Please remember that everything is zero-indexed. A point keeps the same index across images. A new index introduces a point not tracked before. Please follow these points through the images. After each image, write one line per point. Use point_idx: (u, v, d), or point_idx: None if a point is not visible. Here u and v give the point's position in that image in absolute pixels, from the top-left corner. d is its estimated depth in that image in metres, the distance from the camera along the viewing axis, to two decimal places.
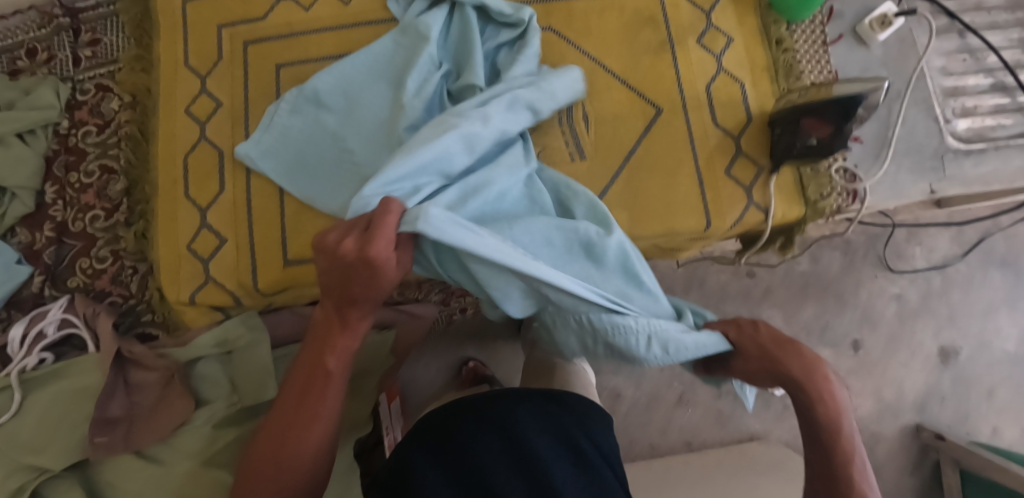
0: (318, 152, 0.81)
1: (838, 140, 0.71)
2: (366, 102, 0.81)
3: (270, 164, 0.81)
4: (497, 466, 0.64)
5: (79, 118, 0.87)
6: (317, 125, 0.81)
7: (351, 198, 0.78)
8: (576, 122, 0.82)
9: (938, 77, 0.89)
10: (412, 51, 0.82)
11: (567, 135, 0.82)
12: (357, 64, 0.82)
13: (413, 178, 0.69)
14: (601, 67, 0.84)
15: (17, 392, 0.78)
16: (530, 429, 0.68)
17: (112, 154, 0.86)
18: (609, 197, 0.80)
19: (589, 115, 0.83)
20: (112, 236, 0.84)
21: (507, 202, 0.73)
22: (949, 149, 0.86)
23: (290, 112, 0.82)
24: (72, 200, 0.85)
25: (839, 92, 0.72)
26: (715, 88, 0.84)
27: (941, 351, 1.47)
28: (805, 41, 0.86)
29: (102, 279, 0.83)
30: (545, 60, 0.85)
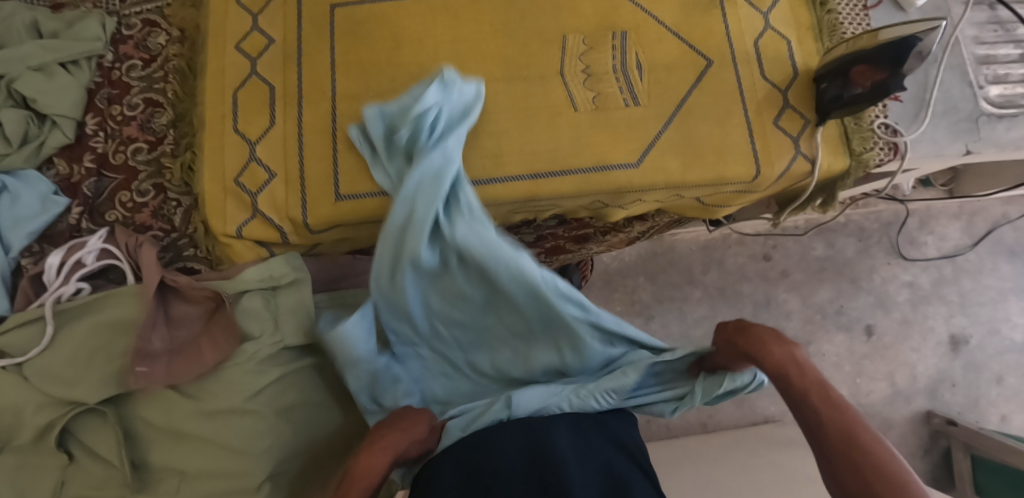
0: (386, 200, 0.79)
1: (895, 80, 0.72)
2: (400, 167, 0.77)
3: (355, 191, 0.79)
4: (510, 469, 0.62)
5: (124, 52, 0.86)
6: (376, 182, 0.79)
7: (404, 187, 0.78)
8: (629, 71, 0.83)
9: (971, 45, 0.91)
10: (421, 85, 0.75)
11: (621, 82, 0.83)
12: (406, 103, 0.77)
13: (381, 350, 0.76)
14: (652, 19, 0.85)
15: (51, 322, 0.75)
16: (557, 446, 0.64)
17: (158, 88, 0.84)
18: (661, 143, 0.81)
19: (641, 64, 0.84)
20: (154, 169, 0.82)
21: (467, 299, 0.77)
22: (982, 113, 0.88)
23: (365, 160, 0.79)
24: (115, 133, 0.83)
25: (888, 37, 0.72)
26: (763, 44, 0.86)
27: (951, 338, 1.47)
28: (848, 3, 0.89)
29: (143, 212, 0.81)
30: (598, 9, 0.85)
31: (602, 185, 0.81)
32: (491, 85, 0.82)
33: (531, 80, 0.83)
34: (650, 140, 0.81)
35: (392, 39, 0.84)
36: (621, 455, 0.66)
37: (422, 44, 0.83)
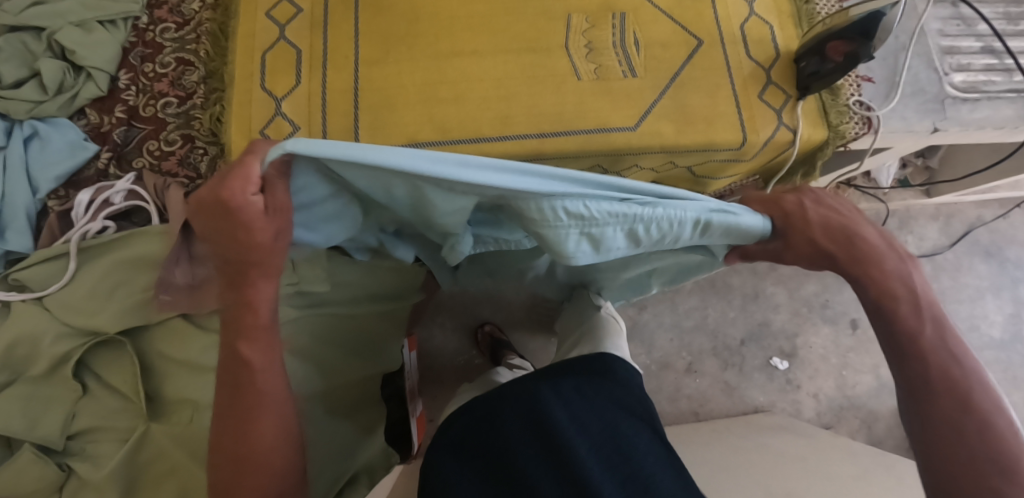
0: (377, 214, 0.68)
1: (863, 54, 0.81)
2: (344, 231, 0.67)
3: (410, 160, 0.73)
4: (521, 442, 0.69)
5: (158, 16, 0.92)
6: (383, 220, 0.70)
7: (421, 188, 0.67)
8: (628, 47, 0.91)
9: (936, 37, 1.03)
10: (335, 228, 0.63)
11: (620, 56, 0.90)
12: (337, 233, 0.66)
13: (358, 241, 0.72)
14: (648, 3, 0.94)
15: (74, 256, 0.78)
16: (556, 400, 0.73)
17: (190, 49, 0.90)
18: (657, 110, 0.88)
19: (639, 41, 0.92)
20: (182, 121, 0.87)
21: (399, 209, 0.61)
22: (949, 96, 0.98)
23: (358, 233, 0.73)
24: (146, 88, 0.88)
25: (856, 13, 0.79)
26: (748, 28, 0.94)
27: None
28: None
29: (169, 161, 0.85)
30: None
31: (603, 147, 0.87)
32: (500, 54, 0.89)
33: (537, 51, 0.90)
34: (647, 108, 0.88)
35: (410, 11, 0.91)
36: (622, 411, 0.75)
37: (438, 15, 0.90)
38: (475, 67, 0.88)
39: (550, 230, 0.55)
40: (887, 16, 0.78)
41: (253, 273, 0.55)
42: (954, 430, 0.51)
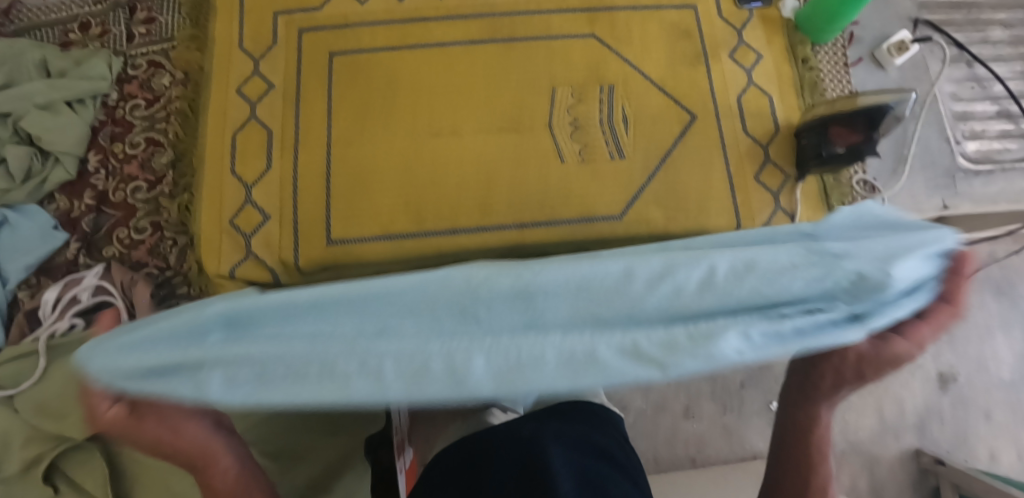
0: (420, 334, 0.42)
1: (869, 146, 0.75)
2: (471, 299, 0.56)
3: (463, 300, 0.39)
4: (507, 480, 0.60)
5: (128, 92, 0.89)
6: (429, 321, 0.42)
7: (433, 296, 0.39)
8: (616, 124, 0.86)
9: (949, 102, 0.97)
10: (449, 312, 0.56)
11: (607, 135, 0.85)
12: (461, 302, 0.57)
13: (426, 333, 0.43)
14: (639, 73, 0.88)
15: (43, 355, 0.76)
16: (550, 440, 0.64)
17: (159, 128, 0.87)
18: (647, 194, 0.84)
19: (628, 117, 0.86)
20: (152, 207, 0.84)
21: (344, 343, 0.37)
22: (959, 169, 0.94)
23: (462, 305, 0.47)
24: (115, 170, 0.86)
25: (863, 102, 0.75)
26: (746, 99, 0.89)
27: (941, 377, 1.31)
28: (829, 60, 0.93)
29: (139, 250, 0.83)
30: (587, 64, 0.88)
31: (588, 236, 0.83)
32: (481, 134, 0.84)
33: (519, 130, 0.85)
34: (635, 192, 0.84)
35: (387, 85, 0.86)
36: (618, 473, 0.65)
37: (414, 90, 0.86)
38: (454, 149, 0.84)
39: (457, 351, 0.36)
40: (895, 109, 0.74)
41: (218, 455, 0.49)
42: None
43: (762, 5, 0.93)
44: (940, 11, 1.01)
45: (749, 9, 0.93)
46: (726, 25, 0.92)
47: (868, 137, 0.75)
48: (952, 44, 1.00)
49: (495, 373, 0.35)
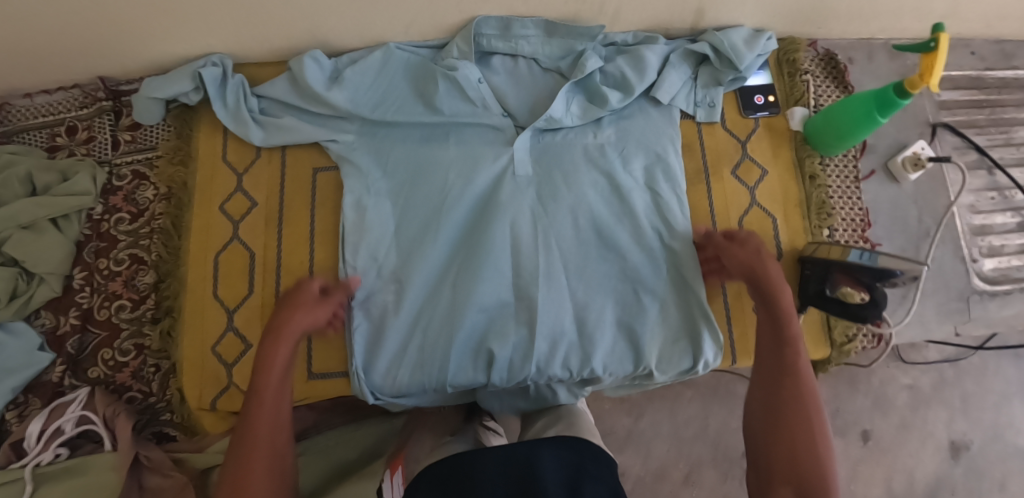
0: (462, 257, 0.81)
1: (872, 310, 0.70)
2: (472, 251, 0.80)
3: (448, 216, 0.81)
4: None
5: (113, 204, 0.88)
6: (434, 224, 0.81)
7: (434, 261, 0.80)
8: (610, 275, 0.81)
9: (967, 215, 0.92)
10: (473, 225, 0.82)
11: (600, 282, 0.81)
12: (445, 218, 0.80)
13: (487, 218, 0.80)
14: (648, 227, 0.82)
15: (28, 486, 0.75)
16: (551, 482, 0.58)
17: (143, 245, 0.86)
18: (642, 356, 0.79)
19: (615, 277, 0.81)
20: (136, 328, 0.84)
21: (474, 316, 0.78)
22: (974, 290, 0.88)
23: (454, 200, 0.81)
24: (100, 287, 0.85)
25: (884, 260, 0.71)
26: (748, 222, 0.85)
27: (950, 445, 1.15)
28: (837, 175, 0.88)
29: (123, 372, 0.83)
30: (577, 209, 0.81)
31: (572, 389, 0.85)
32: (454, 282, 0.80)
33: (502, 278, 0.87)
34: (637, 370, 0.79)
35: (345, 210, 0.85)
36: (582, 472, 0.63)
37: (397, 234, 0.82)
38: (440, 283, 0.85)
39: (452, 315, 0.78)
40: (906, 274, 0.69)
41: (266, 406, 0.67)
42: (798, 400, 0.67)
43: (768, 115, 0.90)
44: (960, 112, 0.95)
45: (755, 119, 0.89)
46: (731, 136, 0.89)
47: (874, 301, 0.71)
48: (972, 149, 0.94)
49: (442, 311, 0.79)
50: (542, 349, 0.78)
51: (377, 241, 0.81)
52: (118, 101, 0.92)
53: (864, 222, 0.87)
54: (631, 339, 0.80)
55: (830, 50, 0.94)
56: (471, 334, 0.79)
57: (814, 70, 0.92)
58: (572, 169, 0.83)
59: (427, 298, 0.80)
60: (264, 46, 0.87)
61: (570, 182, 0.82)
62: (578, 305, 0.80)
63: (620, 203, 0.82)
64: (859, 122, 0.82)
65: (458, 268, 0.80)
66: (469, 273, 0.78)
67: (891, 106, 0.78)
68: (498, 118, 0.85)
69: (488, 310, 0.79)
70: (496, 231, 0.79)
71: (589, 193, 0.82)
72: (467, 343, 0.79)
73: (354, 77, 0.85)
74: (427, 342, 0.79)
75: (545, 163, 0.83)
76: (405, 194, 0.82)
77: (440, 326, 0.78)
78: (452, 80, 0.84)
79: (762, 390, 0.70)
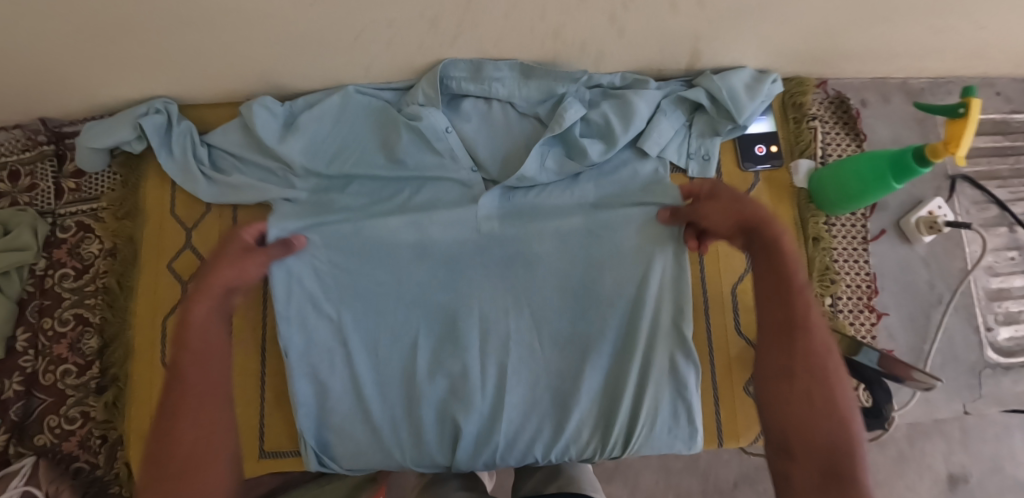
0: (428, 321, 0.74)
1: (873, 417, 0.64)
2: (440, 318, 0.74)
3: (411, 279, 0.74)
4: None
5: (57, 258, 0.82)
6: (397, 287, 0.74)
7: (395, 328, 0.74)
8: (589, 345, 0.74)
9: (984, 278, 0.84)
10: (439, 288, 0.75)
11: (578, 355, 0.74)
12: (410, 279, 0.74)
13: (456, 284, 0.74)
14: (630, 292, 0.74)
15: None
16: None
17: (88, 304, 0.80)
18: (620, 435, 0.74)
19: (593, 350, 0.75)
20: (82, 395, 0.79)
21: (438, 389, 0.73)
22: (986, 364, 0.82)
23: (417, 263, 0.74)
24: (45, 349, 0.80)
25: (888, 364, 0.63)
26: (741, 290, 0.78)
27: None
28: (843, 236, 0.80)
29: (70, 441, 0.78)
30: (551, 274, 0.75)
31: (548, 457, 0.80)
32: (419, 352, 0.74)
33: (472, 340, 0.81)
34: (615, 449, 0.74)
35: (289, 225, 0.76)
36: None
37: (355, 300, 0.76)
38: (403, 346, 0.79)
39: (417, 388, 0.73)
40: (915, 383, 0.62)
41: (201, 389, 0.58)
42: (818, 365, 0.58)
43: (770, 167, 0.81)
44: (981, 161, 0.86)
45: (754, 172, 0.81)
46: None
47: (879, 411, 0.66)
48: (993, 203, 0.85)
49: (404, 386, 0.74)
50: (511, 422, 0.73)
51: (322, 318, 0.73)
52: (62, 144, 0.84)
53: (870, 289, 0.80)
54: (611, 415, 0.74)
55: (840, 92, 0.85)
56: (437, 407, 0.73)
57: (822, 115, 0.84)
58: (546, 229, 0.75)
59: (382, 380, 0.73)
60: (214, 89, 0.80)
61: (544, 245, 0.75)
62: (551, 385, 0.74)
63: (600, 263, 0.74)
64: (871, 185, 0.73)
65: (423, 335, 0.74)
66: (434, 344, 0.74)
67: (909, 173, 0.69)
68: (467, 173, 0.77)
69: (453, 383, 0.73)
70: (466, 298, 0.74)
71: (566, 255, 0.75)
72: (432, 418, 0.73)
73: (310, 125, 0.77)
74: (390, 415, 0.73)
75: (517, 221, 0.75)
76: (352, 266, 0.73)
77: (403, 400, 0.73)
78: (416, 130, 0.76)
79: (771, 353, 0.60)
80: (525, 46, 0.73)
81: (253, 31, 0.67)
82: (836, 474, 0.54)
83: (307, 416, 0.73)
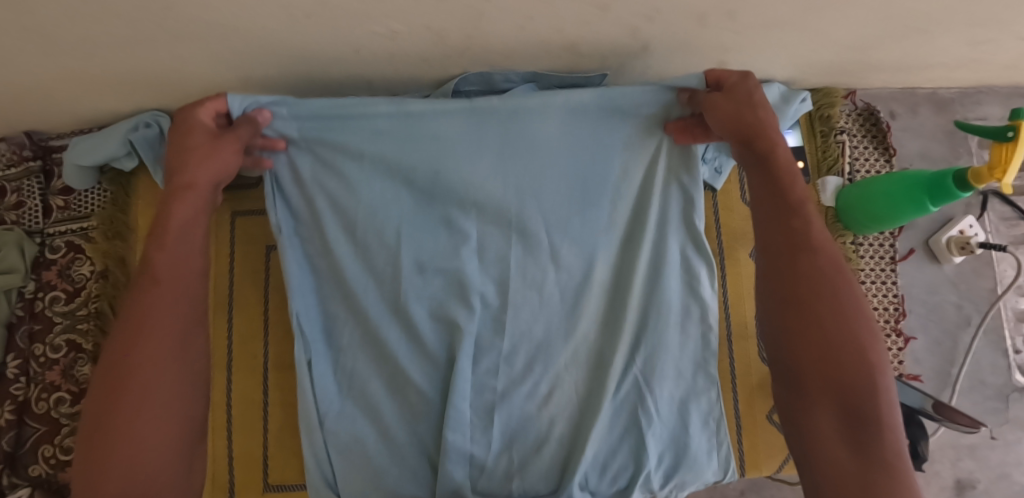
0: (419, 212, 0.66)
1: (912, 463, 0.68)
2: (427, 213, 0.66)
3: (396, 164, 0.65)
4: None
5: (47, 280, 0.78)
6: (385, 178, 0.65)
7: (380, 225, 0.65)
8: (600, 240, 0.67)
9: (1013, 298, 0.80)
10: (427, 178, 0.65)
11: (586, 264, 0.67)
12: (396, 163, 0.65)
13: (445, 179, 0.65)
14: (640, 178, 0.68)
15: None
16: None
17: (80, 329, 0.77)
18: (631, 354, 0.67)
19: (604, 263, 0.68)
20: (77, 424, 0.75)
21: (434, 300, 0.66)
22: (1014, 388, 0.79)
23: (400, 145, 0.65)
24: (37, 376, 0.76)
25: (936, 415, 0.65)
26: None
27: None
28: (871, 256, 0.77)
29: (65, 472, 0.75)
30: (556, 162, 0.66)
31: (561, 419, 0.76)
32: (407, 254, 0.65)
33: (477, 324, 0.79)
34: (625, 360, 0.67)
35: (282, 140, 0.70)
36: None
37: None
38: None
39: (404, 301, 0.65)
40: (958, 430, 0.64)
41: (156, 307, 0.55)
42: (828, 285, 0.55)
43: None
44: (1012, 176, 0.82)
45: None
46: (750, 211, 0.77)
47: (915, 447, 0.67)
48: None
49: (389, 299, 0.66)
50: (518, 335, 0.66)
51: (303, 200, 0.66)
52: (49, 159, 0.80)
53: (899, 312, 0.76)
54: (629, 329, 0.67)
55: (870, 104, 0.81)
56: (429, 324, 0.65)
57: (850, 128, 0.80)
58: (540, 103, 0.64)
59: (373, 284, 0.66)
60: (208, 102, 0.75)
61: (543, 124, 0.65)
62: (560, 286, 0.67)
63: (610, 152, 0.66)
64: (903, 208, 0.69)
65: (414, 230, 0.65)
66: (424, 249, 0.65)
67: (947, 195, 0.65)
68: None
69: (443, 294, 0.66)
70: (457, 190, 0.65)
71: (569, 139, 0.66)
72: (433, 353, 0.65)
73: None
74: (373, 328, 0.66)
75: (510, 100, 0.64)
76: (327, 128, 0.64)
77: (387, 312, 0.66)
78: None
79: (778, 271, 0.58)
80: (538, 59, 0.69)
81: (247, 46, 0.63)
82: (855, 410, 0.50)
83: (303, 329, 0.66)
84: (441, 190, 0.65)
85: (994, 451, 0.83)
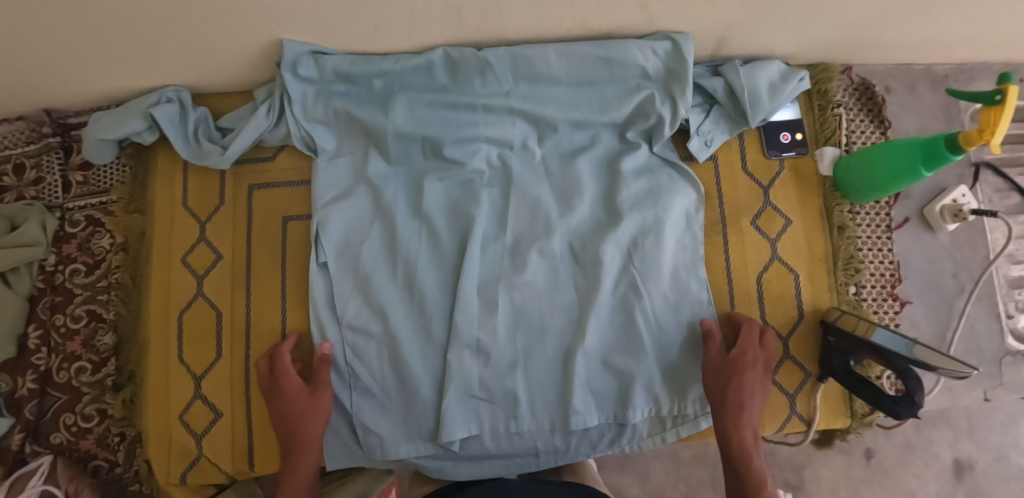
0: (432, 137, 0.74)
1: (907, 410, 0.65)
2: (440, 141, 0.74)
3: (411, 98, 0.73)
4: None
5: (67, 253, 0.80)
6: (402, 108, 0.73)
7: (397, 146, 0.75)
8: (595, 162, 0.76)
9: (1005, 266, 0.83)
10: (437, 108, 0.74)
11: (583, 179, 0.75)
12: (413, 95, 0.73)
13: (455, 111, 0.74)
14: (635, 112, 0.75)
15: None
16: None
17: (101, 300, 0.79)
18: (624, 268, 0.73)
19: (596, 185, 0.76)
20: (98, 393, 0.77)
21: (451, 208, 0.75)
22: (1007, 352, 0.82)
23: (418, 76, 0.73)
24: (58, 346, 0.78)
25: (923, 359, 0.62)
26: (767, 279, 0.77)
27: None
28: (867, 224, 0.80)
29: (87, 439, 0.77)
30: (555, 96, 0.74)
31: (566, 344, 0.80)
32: (427, 170, 0.75)
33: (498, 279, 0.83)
34: (616, 275, 0.73)
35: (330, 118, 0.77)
36: None
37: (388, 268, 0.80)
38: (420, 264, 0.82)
39: (420, 210, 0.74)
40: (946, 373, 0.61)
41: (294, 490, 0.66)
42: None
43: (795, 155, 0.80)
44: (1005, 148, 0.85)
45: (780, 160, 0.80)
46: (752, 181, 0.79)
47: (910, 397, 0.64)
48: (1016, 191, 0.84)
49: (410, 207, 0.75)
50: (522, 249, 0.73)
51: (330, 115, 0.75)
52: (67, 136, 0.82)
53: (894, 277, 0.79)
54: (623, 249, 0.73)
55: (866, 79, 0.84)
56: (442, 231, 0.74)
57: (847, 102, 0.83)
58: (540, 55, 0.70)
59: (397, 196, 0.75)
60: (226, 78, 0.77)
61: (544, 67, 0.71)
62: (555, 196, 0.75)
63: (606, 93, 0.74)
64: (900, 175, 0.72)
65: (427, 151, 0.75)
66: (437, 166, 0.75)
67: (940, 160, 0.68)
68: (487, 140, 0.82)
69: (455, 202, 0.75)
70: (467, 121, 0.74)
71: (567, 80, 0.73)
72: (450, 253, 0.74)
73: None
74: (394, 235, 0.74)
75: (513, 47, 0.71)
76: (361, 66, 0.71)
77: (403, 221, 0.74)
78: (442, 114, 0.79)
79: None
80: (548, 35, 0.71)
81: (269, 21, 0.65)
82: None
83: (330, 243, 0.74)
84: (454, 116, 0.74)
85: (983, 412, 0.86)
